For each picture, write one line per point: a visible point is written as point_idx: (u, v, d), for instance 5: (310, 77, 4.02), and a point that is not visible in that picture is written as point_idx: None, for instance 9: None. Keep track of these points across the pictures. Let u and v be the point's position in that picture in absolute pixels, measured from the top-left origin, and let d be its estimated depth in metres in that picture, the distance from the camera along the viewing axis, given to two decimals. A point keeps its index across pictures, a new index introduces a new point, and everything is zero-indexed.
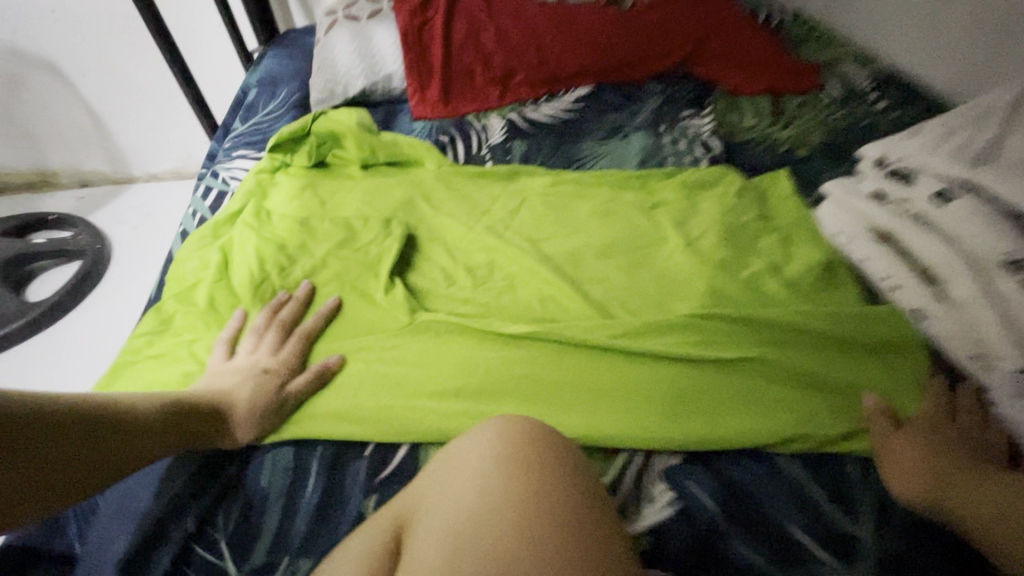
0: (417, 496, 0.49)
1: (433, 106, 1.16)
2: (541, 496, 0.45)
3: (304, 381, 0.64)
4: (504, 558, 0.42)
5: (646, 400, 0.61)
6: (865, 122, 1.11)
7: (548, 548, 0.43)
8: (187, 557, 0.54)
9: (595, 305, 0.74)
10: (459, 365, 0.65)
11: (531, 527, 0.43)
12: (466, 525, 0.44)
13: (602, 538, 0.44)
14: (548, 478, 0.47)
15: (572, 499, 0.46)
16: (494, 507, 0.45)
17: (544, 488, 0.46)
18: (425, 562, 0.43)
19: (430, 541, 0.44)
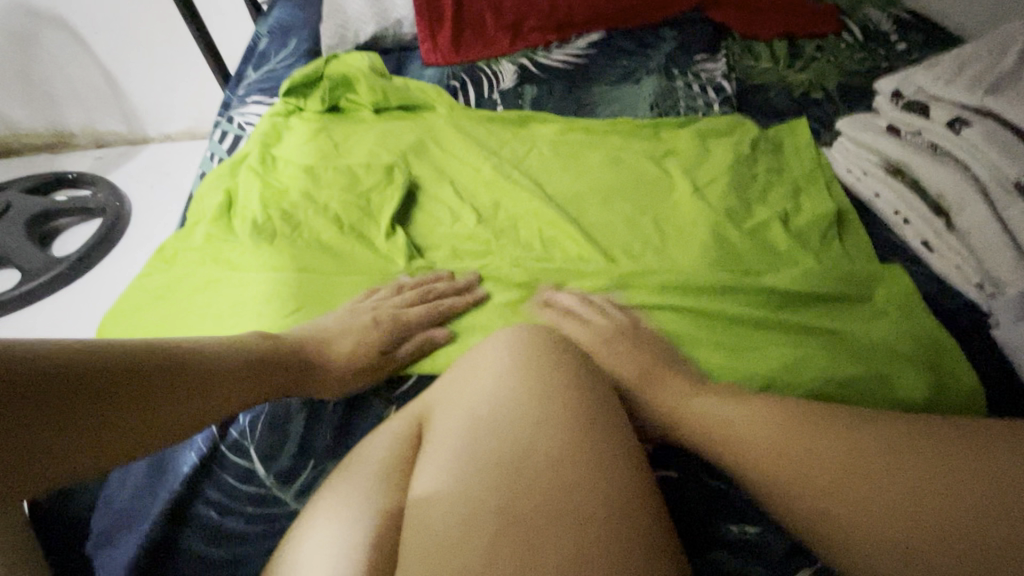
0: (437, 394, 0.52)
1: (444, 53, 1.16)
2: (550, 391, 0.48)
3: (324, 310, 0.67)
4: (515, 443, 0.45)
5: (639, 329, 0.64)
6: (883, 64, 1.08)
7: (553, 437, 0.45)
8: (217, 459, 0.58)
9: (598, 248, 0.76)
10: (471, 298, 0.69)
11: (541, 417, 0.46)
12: (481, 416, 0.47)
13: (604, 431, 0.47)
14: (558, 376, 0.49)
15: (578, 397, 0.48)
16: (506, 401, 0.48)
17: (554, 385, 0.48)
18: (443, 447, 0.46)
19: (447, 429, 0.48)
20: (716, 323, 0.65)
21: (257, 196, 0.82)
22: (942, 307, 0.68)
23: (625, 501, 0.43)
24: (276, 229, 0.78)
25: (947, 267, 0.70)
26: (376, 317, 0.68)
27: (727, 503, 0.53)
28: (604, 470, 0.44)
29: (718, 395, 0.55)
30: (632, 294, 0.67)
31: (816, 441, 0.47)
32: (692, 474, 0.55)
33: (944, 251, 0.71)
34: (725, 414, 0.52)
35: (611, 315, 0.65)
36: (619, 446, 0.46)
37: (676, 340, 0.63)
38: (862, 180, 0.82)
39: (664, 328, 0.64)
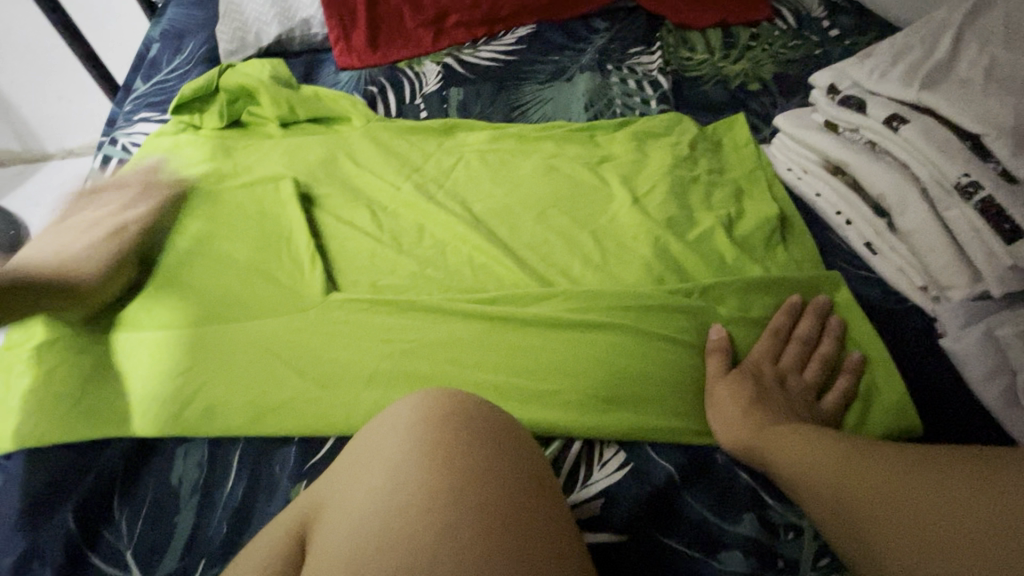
0: (328, 486, 0.42)
1: (359, 55, 1.06)
2: (459, 489, 0.38)
3: (222, 378, 0.59)
4: (410, 567, 0.35)
5: (576, 368, 0.58)
6: (817, 51, 1.05)
7: (461, 555, 0.36)
8: (78, 571, 0.49)
9: (532, 272, 0.69)
10: (387, 346, 0.61)
11: (446, 528, 0.37)
12: (375, 527, 0.37)
13: (527, 537, 0.37)
14: (469, 466, 0.40)
15: (493, 494, 0.39)
16: (404, 504, 0.38)
17: (463, 480, 0.39)
18: (323, 572, 0.36)
19: (331, 545, 0.37)
20: (662, 355, 0.59)
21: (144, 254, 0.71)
22: (889, 315, 0.65)
23: None
24: (154, 285, 0.66)
25: (892, 270, 0.67)
26: (281, 370, 0.60)
27: (680, 565, 0.48)
28: None
29: (768, 423, 0.52)
30: (569, 327, 0.61)
31: (788, 442, 0.49)
32: (643, 534, 0.50)
33: (887, 254, 0.68)
34: (780, 449, 0.49)
35: (546, 354, 0.59)
36: (542, 560, 0.37)
37: (618, 378, 0.57)
38: (801, 179, 0.79)
39: (603, 360, 0.58)
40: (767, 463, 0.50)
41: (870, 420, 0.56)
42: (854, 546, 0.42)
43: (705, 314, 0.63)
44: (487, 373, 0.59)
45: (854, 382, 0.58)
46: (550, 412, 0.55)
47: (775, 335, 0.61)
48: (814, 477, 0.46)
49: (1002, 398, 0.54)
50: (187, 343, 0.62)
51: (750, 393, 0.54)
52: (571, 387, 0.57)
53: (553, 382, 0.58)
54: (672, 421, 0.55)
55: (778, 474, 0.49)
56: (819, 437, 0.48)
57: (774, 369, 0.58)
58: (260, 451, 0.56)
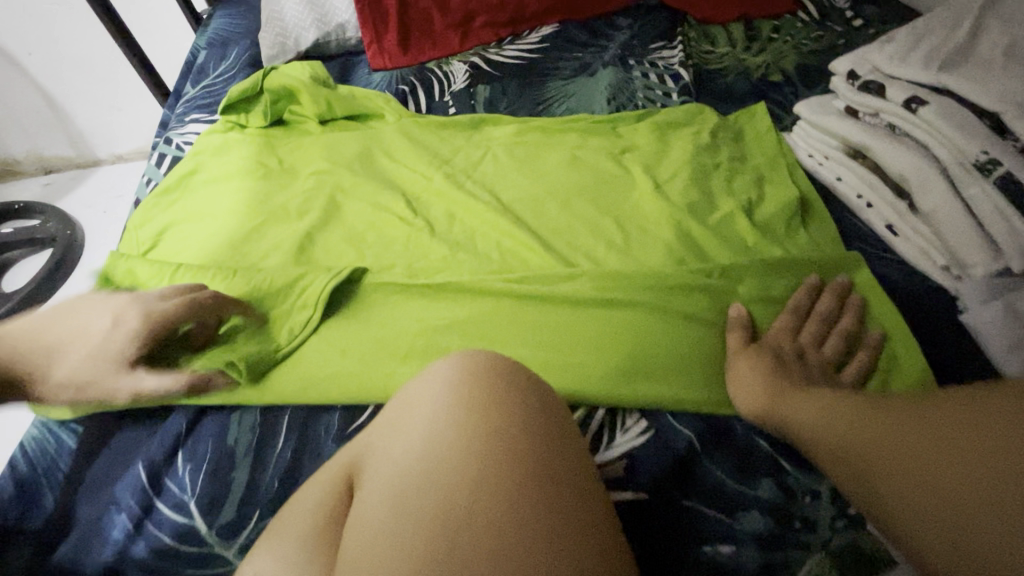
0: (372, 439, 0.47)
1: (391, 56, 1.11)
2: (486, 437, 0.42)
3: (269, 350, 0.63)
4: (447, 502, 0.39)
5: (600, 342, 0.61)
6: (839, 42, 1.06)
7: (491, 495, 0.39)
8: (151, 517, 0.55)
9: (558, 255, 0.72)
10: (421, 322, 0.65)
11: (477, 472, 0.40)
12: (415, 469, 0.41)
13: (552, 481, 0.41)
14: (497, 417, 0.43)
15: (521, 442, 0.42)
16: (439, 453, 0.42)
17: (491, 429, 0.42)
18: (369, 511, 0.41)
19: (375, 488, 0.42)
20: (683, 331, 0.62)
21: (198, 240, 0.78)
22: (911, 293, 0.66)
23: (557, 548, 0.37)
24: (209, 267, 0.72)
25: (913, 250, 0.68)
26: (325, 345, 0.64)
27: (701, 525, 0.51)
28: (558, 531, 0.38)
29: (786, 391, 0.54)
30: (594, 305, 0.64)
31: (803, 408, 0.51)
32: (665, 495, 0.53)
33: (909, 235, 0.69)
34: (796, 415, 0.51)
35: (572, 329, 0.63)
36: (567, 501, 0.40)
37: (641, 352, 0.60)
38: (822, 164, 0.79)
39: (627, 335, 0.61)
40: (783, 428, 0.52)
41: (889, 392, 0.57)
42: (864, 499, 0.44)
43: (725, 292, 0.65)
44: (515, 347, 0.62)
45: (874, 356, 0.59)
46: (576, 382, 0.58)
47: (796, 312, 0.63)
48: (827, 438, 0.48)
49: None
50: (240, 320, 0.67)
51: (768, 364, 0.56)
52: (595, 360, 0.60)
53: (578, 355, 0.60)
54: (693, 392, 0.58)
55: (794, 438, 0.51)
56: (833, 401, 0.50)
57: (793, 345, 0.60)
58: (306, 417, 0.60)
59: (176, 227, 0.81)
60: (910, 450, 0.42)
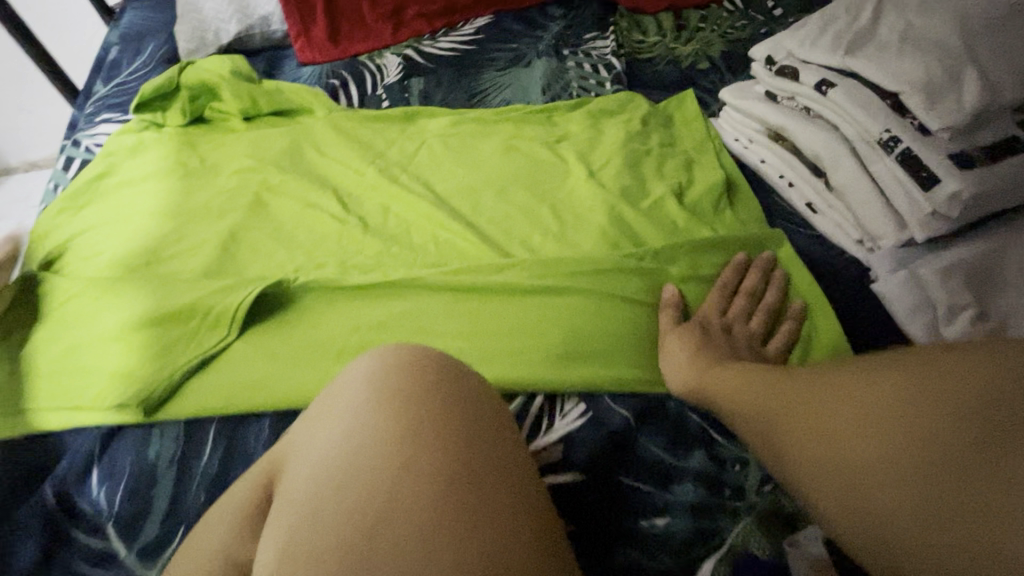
0: (292, 441, 0.45)
1: (319, 50, 1.07)
2: (410, 434, 0.41)
3: (188, 359, 0.59)
4: (367, 499, 0.38)
5: (536, 330, 0.61)
6: (762, 30, 1.10)
7: (416, 488, 0.39)
8: (64, 544, 0.52)
9: (495, 245, 0.72)
10: (354, 321, 0.63)
11: (401, 467, 0.39)
12: (334, 467, 0.40)
13: (473, 474, 0.40)
14: (420, 411, 0.42)
15: (449, 430, 0.41)
16: (360, 451, 0.40)
17: (414, 425, 0.41)
18: (285, 515, 0.39)
19: (291, 491, 0.40)
20: (617, 316, 0.62)
21: (112, 245, 0.73)
22: (828, 266, 0.69)
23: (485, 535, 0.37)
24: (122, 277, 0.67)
25: (831, 225, 0.71)
26: (255, 350, 0.61)
27: (637, 499, 0.52)
28: (481, 520, 0.38)
29: (712, 364, 0.56)
30: (527, 293, 0.64)
31: (728, 378, 0.53)
32: (602, 473, 0.53)
33: (826, 211, 0.72)
34: (724, 386, 0.53)
35: (509, 319, 0.62)
36: (491, 484, 0.40)
37: (576, 337, 0.60)
38: (748, 147, 0.82)
39: (562, 321, 0.61)
40: (712, 400, 0.54)
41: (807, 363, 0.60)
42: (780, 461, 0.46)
43: (657, 274, 0.66)
44: (450, 339, 0.61)
45: (796, 327, 0.62)
46: (513, 370, 0.58)
47: (726, 291, 0.65)
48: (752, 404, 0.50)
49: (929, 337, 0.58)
50: (151, 331, 0.62)
51: (697, 339, 0.58)
52: (531, 348, 0.60)
53: (515, 344, 0.60)
54: (626, 373, 0.59)
55: (719, 407, 0.53)
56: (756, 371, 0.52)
57: (720, 321, 0.62)
58: (233, 426, 0.57)
59: (87, 236, 0.75)
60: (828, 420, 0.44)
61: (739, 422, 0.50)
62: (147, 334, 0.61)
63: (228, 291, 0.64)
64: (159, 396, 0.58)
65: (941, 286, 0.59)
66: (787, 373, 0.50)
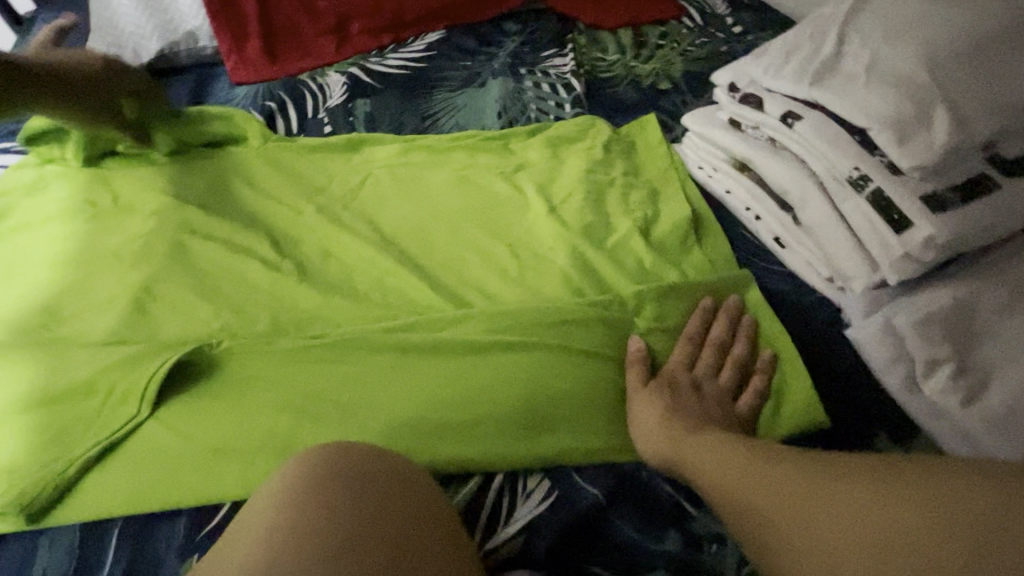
0: (204, 567, 0.40)
1: (253, 67, 0.98)
2: (349, 560, 0.38)
3: (84, 450, 0.50)
4: None
5: (491, 394, 0.55)
6: (723, 48, 1.07)
7: None
8: None
9: (448, 293, 0.66)
10: (279, 395, 0.54)
11: None
12: None
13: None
14: (362, 525, 0.39)
15: (380, 552, 0.38)
16: None
17: (354, 542, 0.38)
18: None
19: None
20: (577, 375, 0.57)
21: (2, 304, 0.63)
22: (798, 308, 0.66)
23: None
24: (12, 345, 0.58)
25: (800, 262, 0.69)
26: (163, 434, 0.52)
27: None
28: None
29: (686, 428, 0.51)
30: (478, 349, 0.57)
31: (704, 446, 0.49)
32: (566, 567, 0.48)
33: (795, 248, 0.69)
34: (699, 458, 0.48)
35: (462, 383, 0.55)
36: None
37: (535, 402, 0.54)
38: (713, 176, 0.78)
39: (520, 384, 0.55)
40: (687, 469, 0.49)
41: (779, 422, 0.57)
42: (759, 545, 0.42)
43: (619, 326, 0.61)
44: (393, 409, 0.53)
45: (767, 382, 0.58)
46: (468, 446, 0.52)
47: (694, 342, 0.61)
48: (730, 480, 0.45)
49: (968, 449, 0.54)
50: (39, 415, 0.52)
51: (667, 400, 0.54)
52: (486, 418, 0.53)
53: (466, 413, 0.53)
54: (589, 443, 0.53)
55: (694, 478, 0.48)
56: (732, 443, 0.48)
57: (690, 377, 0.58)
58: (142, 528, 0.49)
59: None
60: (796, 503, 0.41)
61: (713, 497, 0.46)
62: (33, 419, 0.52)
63: (134, 361, 0.55)
64: (47, 498, 0.49)
65: (918, 338, 0.56)
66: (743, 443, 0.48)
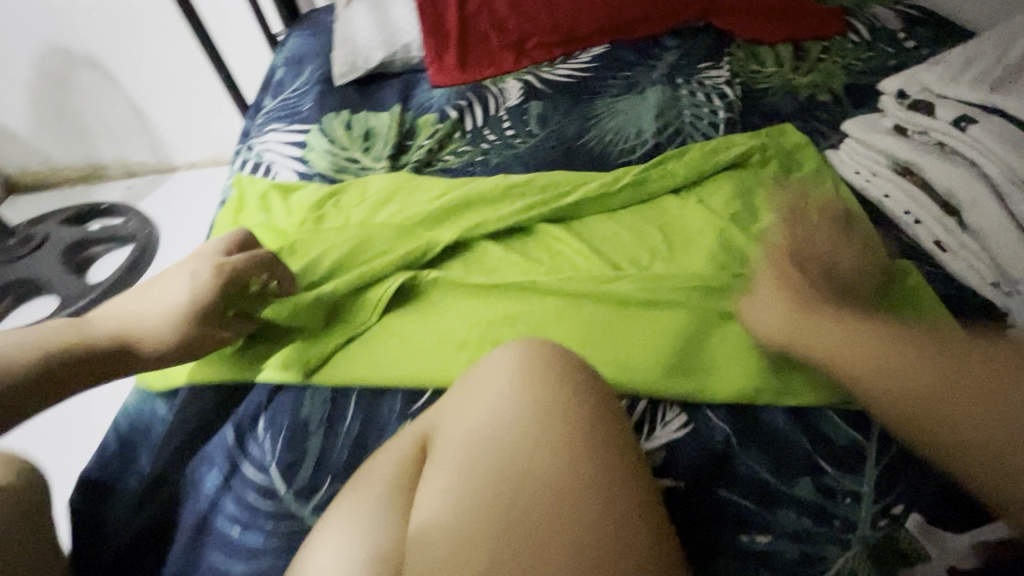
0: (439, 414, 0.54)
1: (449, 73, 1.18)
2: (553, 418, 0.49)
3: (336, 339, 0.69)
4: (512, 469, 0.46)
5: (642, 338, 0.65)
6: (890, 63, 1.07)
7: (551, 464, 0.46)
8: (236, 475, 0.61)
9: (607, 260, 0.77)
10: (472, 315, 0.70)
11: (539, 443, 0.47)
12: (480, 438, 0.49)
13: (603, 470, 0.46)
14: (563, 400, 0.50)
15: (577, 421, 0.49)
16: (502, 426, 0.49)
17: (558, 408, 0.50)
18: (441, 477, 0.48)
19: (445, 455, 0.49)
20: (718, 335, 0.65)
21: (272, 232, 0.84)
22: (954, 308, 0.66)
23: (614, 512, 0.44)
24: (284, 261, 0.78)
25: (960, 267, 0.68)
26: (388, 335, 0.69)
27: (739, 514, 0.54)
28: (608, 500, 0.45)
29: (796, 298, 0.59)
30: (631, 304, 0.68)
31: (817, 321, 0.57)
32: (701, 485, 0.56)
33: (958, 253, 0.69)
34: (808, 331, 0.57)
35: (617, 327, 0.66)
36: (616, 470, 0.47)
37: (681, 349, 0.64)
38: (870, 182, 0.80)
39: (670, 335, 0.65)
40: (796, 339, 0.58)
41: None
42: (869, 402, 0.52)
43: None
44: (560, 338, 0.66)
45: None
46: (623, 375, 0.62)
47: (822, 244, 0.66)
48: (840, 346, 0.55)
49: None
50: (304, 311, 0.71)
51: (784, 278, 0.61)
52: (639, 357, 0.63)
53: (619, 351, 0.64)
54: (732, 390, 0.60)
55: (803, 346, 0.57)
56: (842, 316, 0.56)
57: (796, 246, 0.65)
58: (370, 398, 0.66)
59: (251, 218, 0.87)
60: (898, 380, 0.50)
61: (825, 362, 0.56)
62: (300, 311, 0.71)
63: (370, 282, 0.74)
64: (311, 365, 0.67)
65: None
66: (838, 322, 0.56)
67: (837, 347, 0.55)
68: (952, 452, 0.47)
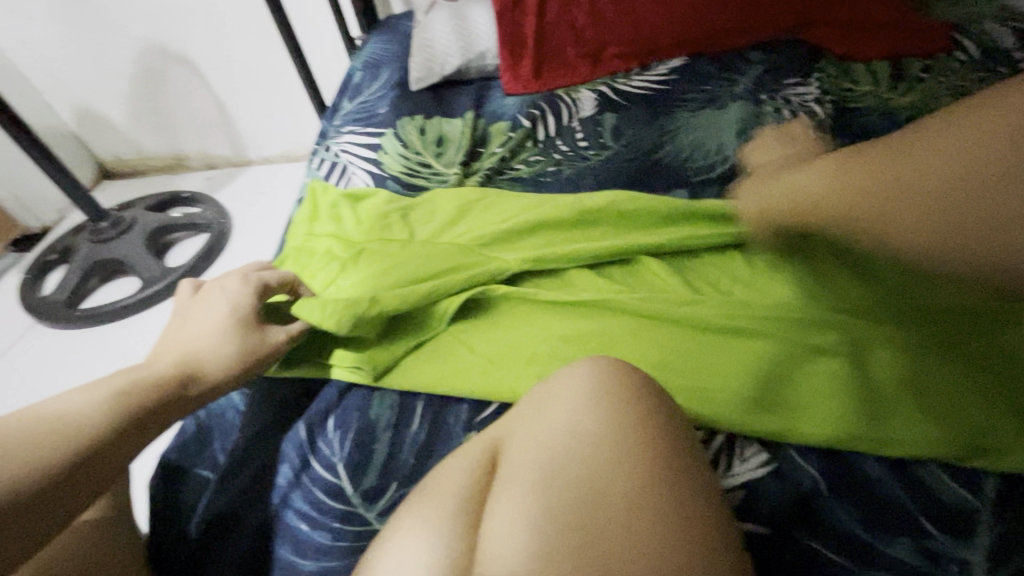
0: (511, 426, 0.53)
1: (524, 82, 1.18)
2: (634, 440, 0.46)
3: (405, 343, 0.69)
4: (591, 492, 0.44)
5: (725, 369, 0.61)
6: (1004, 85, 0.99)
7: (630, 490, 0.44)
8: (307, 471, 0.63)
9: (684, 281, 0.73)
10: (541, 330, 0.69)
11: (619, 467, 0.45)
12: (556, 455, 0.47)
13: (693, 515, 0.43)
14: (644, 422, 0.48)
15: (660, 448, 0.46)
16: (580, 445, 0.47)
17: (637, 429, 0.47)
18: (514, 492, 0.46)
19: (518, 468, 0.47)
20: (809, 372, 0.60)
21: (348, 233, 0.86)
22: None
23: (700, 550, 0.42)
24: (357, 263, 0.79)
25: None
26: (456, 343, 0.69)
27: (827, 567, 0.50)
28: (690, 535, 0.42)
29: (790, 181, 0.58)
30: (711, 332, 0.64)
31: (801, 188, 0.55)
32: (784, 531, 0.52)
33: None
34: (797, 192, 0.55)
35: (698, 355, 0.63)
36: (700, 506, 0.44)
37: (766, 385, 0.59)
38: None
39: (751, 366, 0.61)
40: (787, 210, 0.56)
41: None
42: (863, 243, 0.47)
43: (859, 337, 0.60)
44: (634, 359, 0.64)
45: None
46: (703, 407, 0.59)
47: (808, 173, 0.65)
48: (822, 195, 0.51)
49: None
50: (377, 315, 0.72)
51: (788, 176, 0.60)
52: (721, 388, 0.60)
53: (699, 380, 0.61)
54: (822, 431, 0.56)
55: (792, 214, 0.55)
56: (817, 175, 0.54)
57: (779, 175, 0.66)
58: (437, 406, 0.66)
59: (325, 219, 0.90)
60: (912, 161, 0.45)
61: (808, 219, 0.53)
62: None
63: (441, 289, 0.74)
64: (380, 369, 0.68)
65: None
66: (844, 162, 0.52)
67: (818, 198, 0.52)
68: (932, 247, 0.42)
